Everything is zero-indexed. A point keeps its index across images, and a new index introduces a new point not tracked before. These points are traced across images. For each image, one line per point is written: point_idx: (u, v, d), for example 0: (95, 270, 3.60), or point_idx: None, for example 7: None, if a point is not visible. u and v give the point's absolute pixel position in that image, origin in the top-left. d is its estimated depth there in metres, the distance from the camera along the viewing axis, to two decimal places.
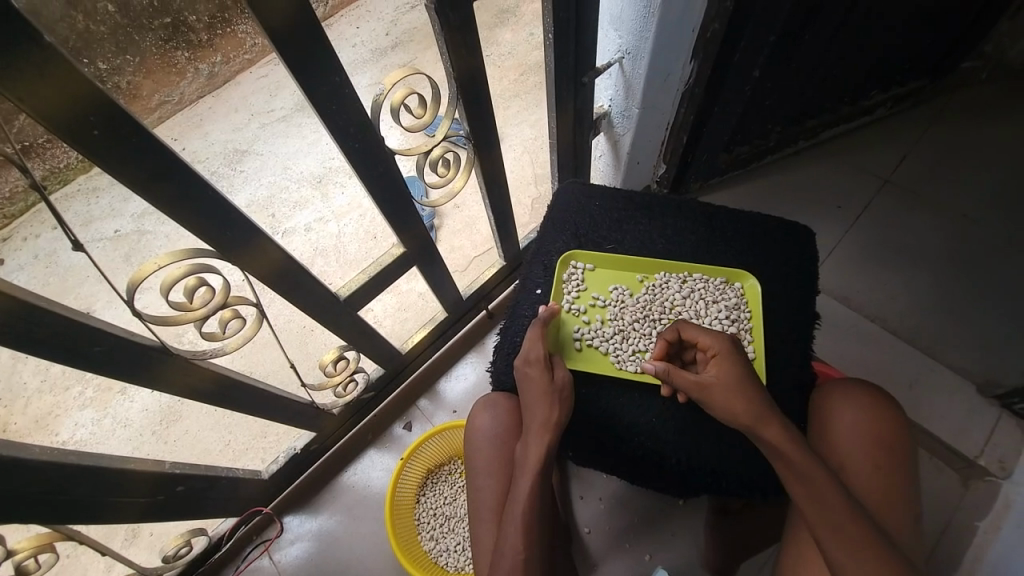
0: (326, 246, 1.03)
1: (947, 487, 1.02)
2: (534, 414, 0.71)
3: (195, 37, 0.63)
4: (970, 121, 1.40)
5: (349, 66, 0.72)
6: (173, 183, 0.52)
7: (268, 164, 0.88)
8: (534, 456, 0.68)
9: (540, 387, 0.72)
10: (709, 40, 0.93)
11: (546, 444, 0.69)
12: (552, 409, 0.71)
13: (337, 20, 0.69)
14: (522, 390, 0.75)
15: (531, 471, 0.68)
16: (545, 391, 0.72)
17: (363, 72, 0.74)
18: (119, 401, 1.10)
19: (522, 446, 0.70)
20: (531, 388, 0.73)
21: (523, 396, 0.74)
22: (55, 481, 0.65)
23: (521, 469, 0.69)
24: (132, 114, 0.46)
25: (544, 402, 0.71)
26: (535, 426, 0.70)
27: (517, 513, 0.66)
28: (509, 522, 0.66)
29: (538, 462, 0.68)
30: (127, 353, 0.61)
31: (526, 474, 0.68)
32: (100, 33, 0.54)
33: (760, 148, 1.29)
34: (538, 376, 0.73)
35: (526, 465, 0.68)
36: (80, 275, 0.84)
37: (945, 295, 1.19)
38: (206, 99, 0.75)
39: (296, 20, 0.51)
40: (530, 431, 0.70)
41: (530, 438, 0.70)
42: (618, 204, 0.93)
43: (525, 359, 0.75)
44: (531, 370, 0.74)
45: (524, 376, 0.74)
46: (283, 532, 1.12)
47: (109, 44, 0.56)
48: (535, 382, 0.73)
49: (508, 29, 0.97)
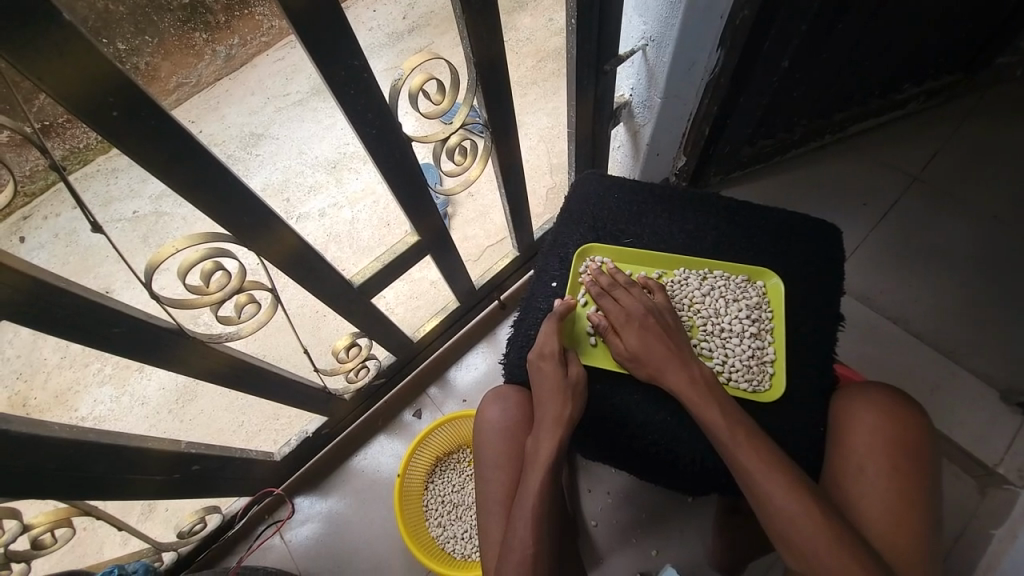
0: (340, 233, 1.00)
1: (964, 495, 1.00)
2: (545, 408, 0.71)
3: (213, 19, 0.64)
4: (1005, 118, 1.34)
5: (368, 50, 0.71)
6: (191, 166, 0.52)
7: (284, 149, 0.90)
8: (546, 450, 0.68)
9: (553, 381, 0.72)
10: (737, 28, 0.89)
11: (558, 438, 0.69)
12: (564, 403, 0.71)
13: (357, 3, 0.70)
14: (533, 383, 0.74)
15: (542, 465, 0.67)
16: (558, 385, 0.72)
17: (380, 56, 0.74)
18: (137, 379, 1.13)
19: (534, 440, 0.70)
20: (543, 381, 0.73)
21: (534, 390, 0.74)
22: (76, 457, 0.66)
23: (531, 463, 0.68)
24: (150, 96, 0.46)
25: (557, 397, 0.71)
26: (546, 421, 0.70)
27: (527, 506, 0.65)
28: (519, 515, 0.65)
29: (549, 457, 0.68)
30: (144, 335, 0.62)
31: (538, 468, 0.67)
32: (119, 12, 0.52)
33: (784, 142, 1.26)
34: (551, 369, 0.73)
35: (536, 459, 0.68)
36: (101, 254, 0.88)
37: (972, 298, 1.15)
38: (224, 82, 0.79)
39: (317, 4, 0.49)
40: (541, 425, 0.70)
41: (541, 432, 0.70)
42: (636, 197, 0.91)
43: (538, 352, 0.75)
44: (543, 364, 0.74)
45: (536, 369, 0.74)
46: (294, 513, 1.14)
47: (128, 24, 0.54)
48: (548, 376, 0.73)
49: (527, 14, 0.95)
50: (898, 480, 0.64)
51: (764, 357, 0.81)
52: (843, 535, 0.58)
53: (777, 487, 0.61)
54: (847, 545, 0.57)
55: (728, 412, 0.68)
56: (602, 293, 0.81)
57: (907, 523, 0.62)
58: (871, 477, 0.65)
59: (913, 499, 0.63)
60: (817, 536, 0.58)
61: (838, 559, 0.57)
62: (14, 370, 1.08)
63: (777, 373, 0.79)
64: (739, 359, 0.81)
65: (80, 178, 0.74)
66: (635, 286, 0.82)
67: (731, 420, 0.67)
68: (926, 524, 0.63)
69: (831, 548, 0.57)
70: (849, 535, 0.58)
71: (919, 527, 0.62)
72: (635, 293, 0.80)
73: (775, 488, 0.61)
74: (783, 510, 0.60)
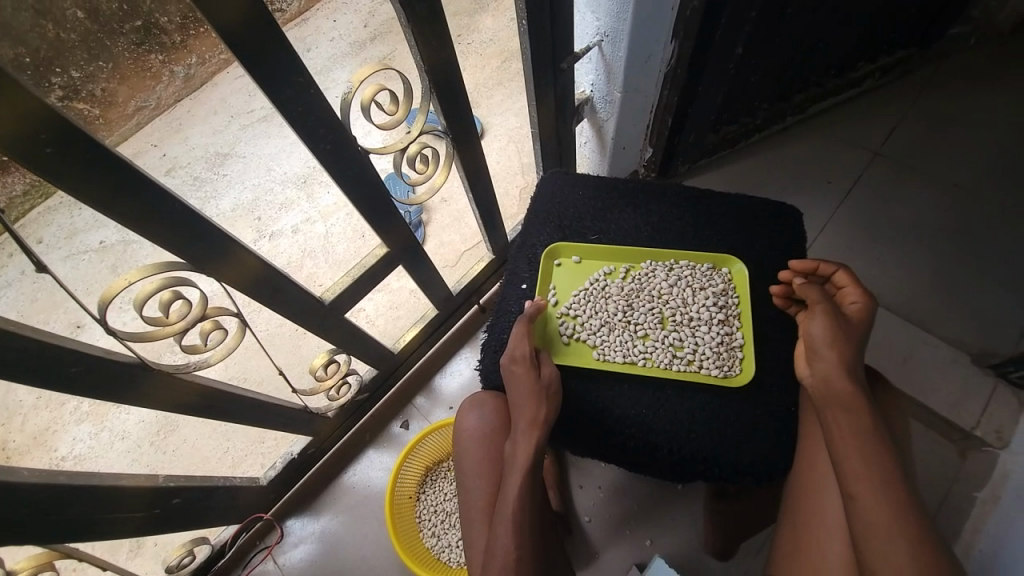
0: (314, 247, 1.07)
1: (944, 459, 1.03)
2: (521, 411, 0.70)
3: (168, 39, 0.61)
4: (957, 89, 1.38)
5: (330, 64, 0.73)
6: (136, 197, 0.50)
7: (251, 168, 0.98)
8: (523, 453, 0.68)
9: (528, 384, 0.72)
10: (688, 17, 0.90)
11: (535, 440, 0.68)
12: (539, 405, 0.71)
13: (313, 13, 0.73)
14: (507, 388, 0.74)
15: (520, 469, 0.67)
16: (533, 386, 0.72)
17: (343, 65, 0.75)
18: (115, 414, 1.13)
19: (510, 445, 0.70)
20: (517, 383, 0.72)
21: (509, 394, 0.73)
22: (46, 503, 0.64)
23: (510, 469, 0.68)
24: (87, 130, 0.44)
25: (533, 399, 0.71)
26: (523, 424, 0.70)
27: (507, 512, 0.65)
28: (500, 522, 0.65)
29: (527, 461, 0.67)
30: (103, 372, 0.60)
31: (516, 473, 0.67)
32: (68, 39, 0.52)
33: (747, 126, 1.27)
34: (524, 372, 0.73)
35: (514, 464, 0.68)
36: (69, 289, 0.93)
37: (938, 267, 1.18)
38: (182, 102, 0.77)
39: (249, 22, 0.48)
40: (517, 429, 0.70)
41: (517, 435, 0.69)
42: (602, 192, 0.91)
43: (510, 354, 0.75)
44: (517, 366, 0.74)
45: (510, 373, 0.74)
46: (286, 536, 1.12)
47: (80, 51, 0.54)
48: (523, 378, 0.72)
49: (489, 15, 1.00)
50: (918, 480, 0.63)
51: (732, 343, 0.82)
52: (903, 498, 0.56)
53: (856, 410, 0.62)
54: (902, 507, 0.55)
55: (854, 371, 0.66)
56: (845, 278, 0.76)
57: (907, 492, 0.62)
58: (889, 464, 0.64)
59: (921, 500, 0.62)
60: (873, 490, 0.56)
61: (882, 503, 0.55)
62: None
63: (746, 358, 0.80)
64: (708, 347, 0.82)
65: (46, 211, 0.81)
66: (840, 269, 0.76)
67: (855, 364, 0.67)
68: None
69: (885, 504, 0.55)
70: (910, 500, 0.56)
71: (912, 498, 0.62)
72: (842, 278, 0.75)
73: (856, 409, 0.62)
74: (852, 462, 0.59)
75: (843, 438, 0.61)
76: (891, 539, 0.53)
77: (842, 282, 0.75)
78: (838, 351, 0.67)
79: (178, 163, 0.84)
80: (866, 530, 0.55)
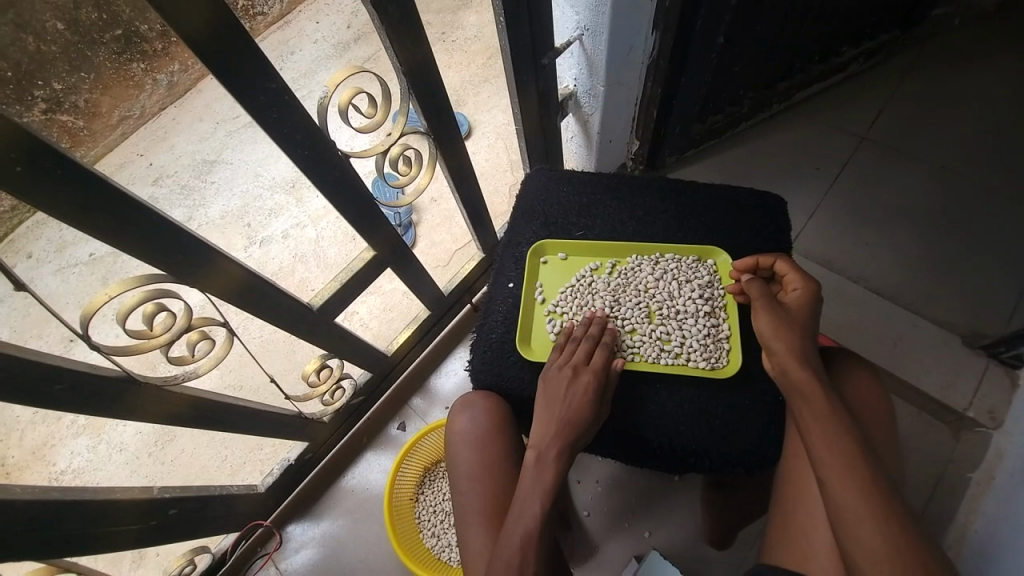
0: (306, 252, 1.04)
1: (938, 441, 1.03)
2: (564, 428, 0.68)
3: (146, 46, 0.75)
4: (942, 70, 1.38)
5: (315, 58, 0.89)
6: (109, 210, 0.49)
7: (238, 172, 1.06)
8: (553, 473, 0.66)
9: (582, 404, 0.70)
10: (668, 9, 0.90)
11: (564, 461, 0.67)
12: (582, 429, 0.69)
13: (299, 15, 0.91)
14: (552, 398, 0.72)
15: (544, 487, 0.64)
16: (585, 408, 0.70)
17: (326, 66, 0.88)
18: (112, 426, 1.14)
19: (540, 459, 0.67)
20: (572, 398, 0.70)
21: (552, 404, 0.71)
22: (41, 520, 0.64)
23: (532, 485, 0.65)
24: (55, 145, 0.44)
25: (581, 421, 0.69)
26: (561, 441, 0.68)
27: (519, 528, 0.62)
28: (507, 535, 0.62)
29: (554, 482, 0.65)
30: (90, 387, 0.60)
31: (540, 491, 0.64)
32: (50, 52, 0.64)
33: (733, 116, 1.27)
34: (585, 391, 0.71)
35: (541, 480, 0.65)
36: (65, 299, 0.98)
37: (928, 250, 1.18)
38: (169, 109, 0.99)
39: (216, 29, 0.47)
40: (552, 444, 0.68)
41: (550, 447, 0.67)
42: (587, 188, 0.91)
43: (576, 366, 0.74)
44: (579, 382, 0.72)
45: (568, 386, 0.72)
46: (287, 541, 1.13)
47: (60, 63, 0.67)
48: (580, 397, 0.71)
49: (472, 11, 1.13)
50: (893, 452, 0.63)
51: (720, 335, 0.81)
52: (872, 474, 0.55)
53: (814, 393, 0.62)
54: (875, 489, 0.54)
55: (809, 360, 0.66)
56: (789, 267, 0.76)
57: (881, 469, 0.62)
58: None
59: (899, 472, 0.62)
60: (842, 469, 0.55)
61: (853, 482, 0.55)
62: None
63: (733, 349, 0.80)
64: (696, 339, 0.81)
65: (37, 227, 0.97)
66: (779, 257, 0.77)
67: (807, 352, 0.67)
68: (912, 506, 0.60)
69: (858, 488, 0.54)
70: (882, 480, 0.55)
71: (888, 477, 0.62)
72: (783, 267, 0.75)
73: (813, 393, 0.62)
74: (826, 449, 0.58)
75: (808, 423, 0.61)
76: (863, 517, 0.53)
77: (784, 270, 0.75)
78: (783, 340, 0.68)
79: (166, 170, 1.02)
80: (841, 513, 0.54)
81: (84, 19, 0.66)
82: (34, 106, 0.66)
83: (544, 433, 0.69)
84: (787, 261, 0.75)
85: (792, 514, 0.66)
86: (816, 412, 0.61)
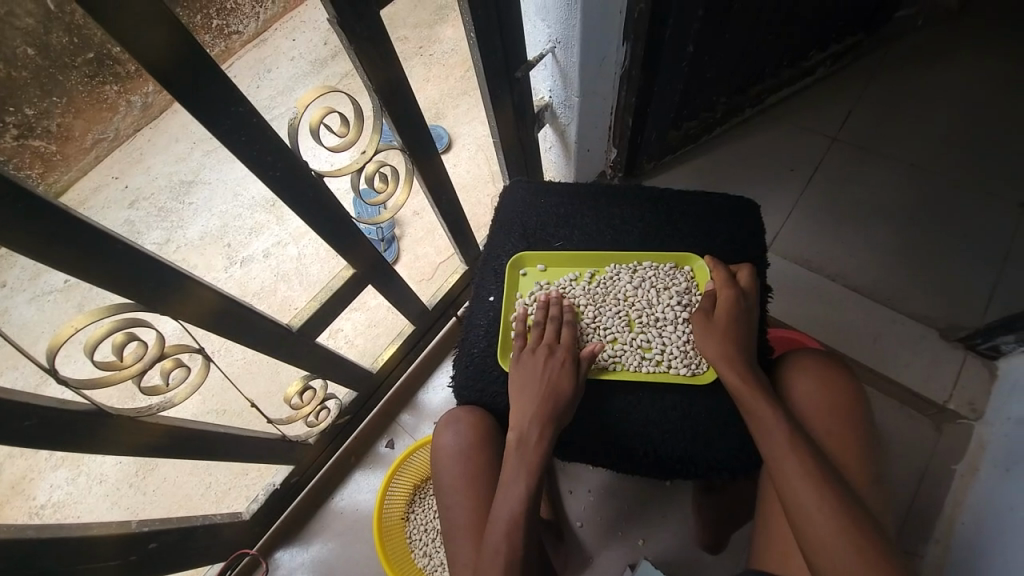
0: (287, 270, 1.03)
1: (921, 434, 1.05)
2: (543, 407, 0.70)
3: (120, 70, 0.68)
4: (907, 70, 1.42)
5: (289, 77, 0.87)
6: (72, 241, 0.48)
7: (217, 192, 1.04)
8: (536, 453, 0.67)
9: (560, 383, 0.72)
10: (637, 20, 0.91)
11: (546, 442, 0.68)
12: (561, 408, 0.71)
13: (275, 34, 0.87)
14: (528, 379, 0.73)
15: (528, 469, 0.66)
16: (564, 387, 0.72)
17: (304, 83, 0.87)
18: (91, 458, 1.11)
19: (522, 439, 0.68)
20: (549, 377, 0.73)
21: (529, 384, 0.73)
22: (11, 563, 0.61)
23: (516, 467, 0.66)
24: (14, 178, 0.43)
25: (560, 401, 0.71)
26: (542, 421, 0.69)
27: (506, 513, 0.63)
28: (496, 521, 0.63)
29: (538, 462, 0.66)
30: (61, 423, 0.58)
31: (524, 471, 0.66)
32: (22, 77, 0.66)
33: (708, 121, 1.29)
34: (561, 369, 0.74)
35: (525, 459, 0.66)
36: (35, 330, 0.94)
37: (902, 246, 1.21)
38: (145, 132, 0.90)
39: (178, 55, 0.47)
40: (533, 425, 0.69)
41: (530, 427, 0.69)
42: (564, 198, 0.92)
43: (549, 347, 0.77)
44: (554, 361, 0.75)
45: (544, 365, 0.74)
46: (275, 568, 1.09)
47: (33, 88, 0.67)
48: (556, 375, 0.73)
49: (449, 24, 1.02)
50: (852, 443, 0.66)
51: None
52: (826, 479, 0.58)
53: (760, 403, 0.66)
54: (831, 495, 0.57)
55: (744, 363, 0.70)
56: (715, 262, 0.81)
57: (848, 469, 0.64)
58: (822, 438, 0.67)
59: (863, 461, 0.65)
60: (799, 481, 0.59)
61: (811, 491, 0.58)
62: None
63: None
64: (675, 346, 0.81)
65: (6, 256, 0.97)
66: (717, 266, 0.80)
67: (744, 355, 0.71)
68: (875, 495, 0.64)
69: (820, 507, 0.57)
70: (834, 483, 0.58)
71: (856, 475, 0.64)
72: (717, 277, 0.79)
73: (758, 402, 0.66)
74: (784, 470, 0.60)
75: (761, 434, 0.64)
76: (826, 525, 0.56)
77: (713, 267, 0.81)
78: (715, 344, 0.73)
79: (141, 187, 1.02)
80: (805, 522, 0.57)
81: (55, 43, 0.61)
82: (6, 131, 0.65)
83: (522, 414, 0.70)
84: (713, 259, 0.81)
85: (771, 517, 0.69)
86: (767, 423, 0.64)
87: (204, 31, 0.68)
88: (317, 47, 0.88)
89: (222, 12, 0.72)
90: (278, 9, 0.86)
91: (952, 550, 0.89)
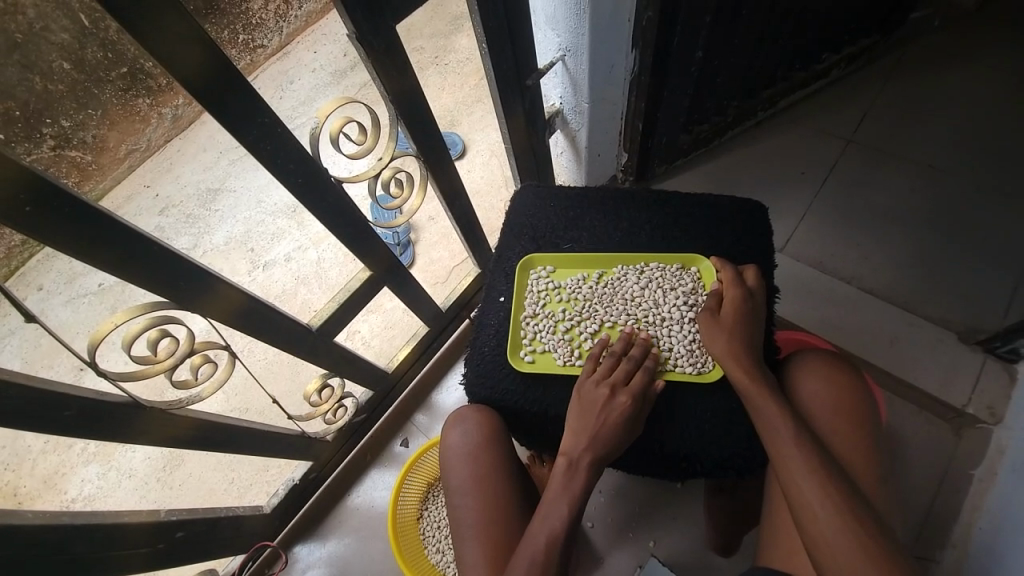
0: (307, 274, 1.08)
1: (941, 440, 1.03)
2: (595, 444, 0.70)
3: (150, 81, 0.77)
4: (925, 70, 1.40)
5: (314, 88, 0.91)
6: (114, 242, 0.52)
7: (241, 200, 1.06)
8: (581, 483, 0.69)
9: (618, 424, 0.71)
10: (645, 28, 0.94)
11: (593, 473, 0.70)
12: (611, 448, 0.71)
13: (297, 47, 0.92)
14: (585, 417, 0.73)
15: (574, 494, 0.68)
16: (618, 430, 0.71)
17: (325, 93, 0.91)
18: (122, 453, 1.16)
19: (570, 468, 0.70)
20: (604, 418, 0.72)
21: (586, 419, 0.72)
22: (52, 545, 0.66)
23: (560, 490, 0.68)
24: (63, 185, 0.47)
25: (612, 441, 0.71)
26: (592, 455, 0.70)
27: (545, 529, 0.65)
28: (530, 541, 0.65)
29: (580, 491, 0.68)
30: (98, 412, 0.62)
31: (568, 495, 0.68)
32: (58, 91, 0.69)
33: (719, 125, 1.30)
34: (622, 413, 0.72)
35: (572, 486, 0.68)
36: (73, 329, 1.00)
37: (919, 248, 1.19)
38: (174, 143, 0.96)
39: (212, 72, 0.51)
40: (583, 455, 0.70)
41: (581, 457, 0.70)
42: (573, 202, 0.94)
43: (613, 385, 0.74)
44: (617, 401, 0.73)
45: (606, 403, 0.73)
46: (293, 563, 1.12)
47: (70, 101, 0.73)
48: (615, 417, 0.72)
49: (464, 36, 1.07)
50: (857, 440, 0.67)
51: None
52: (831, 477, 0.59)
53: (765, 402, 0.67)
54: (836, 494, 0.58)
55: (750, 364, 0.71)
56: (722, 262, 0.82)
57: (850, 466, 0.65)
58: (827, 433, 0.68)
59: (868, 458, 0.66)
60: (805, 479, 0.59)
61: (818, 491, 0.58)
62: (2, 463, 1.14)
63: None
64: (682, 345, 0.82)
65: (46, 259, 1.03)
66: (724, 266, 0.81)
67: (752, 359, 0.72)
68: (877, 492, 0.65)
69: (823, 503, 0.57)
70: (840, 482, 0.59)
71: (858, 471, 0.65)
72: (724, 276, 0.80)
73: (763, 401, 0.67)
74: (788, 468, 0.61)
75: (767, 432, 0.65)
76: (830, 523, 0.56)
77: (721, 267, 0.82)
78: (721, 344, 0.74)
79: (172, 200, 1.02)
80: (807, 520, 0.58)
81: (90, 59, 0.67)
82: (41, 143, 0.71)
83: (573, 444, 0.71)
84: (719, 259, 0.83)
85: (777, 515, 0.69)
86: (772, 420, 0.65)
87: (231, 45, 0.78)
88: (337, 58, 0.92)
89: (249, 28, 0.82)
90: (300, 23, 0.93)
91: (970, 557, 0.88)
